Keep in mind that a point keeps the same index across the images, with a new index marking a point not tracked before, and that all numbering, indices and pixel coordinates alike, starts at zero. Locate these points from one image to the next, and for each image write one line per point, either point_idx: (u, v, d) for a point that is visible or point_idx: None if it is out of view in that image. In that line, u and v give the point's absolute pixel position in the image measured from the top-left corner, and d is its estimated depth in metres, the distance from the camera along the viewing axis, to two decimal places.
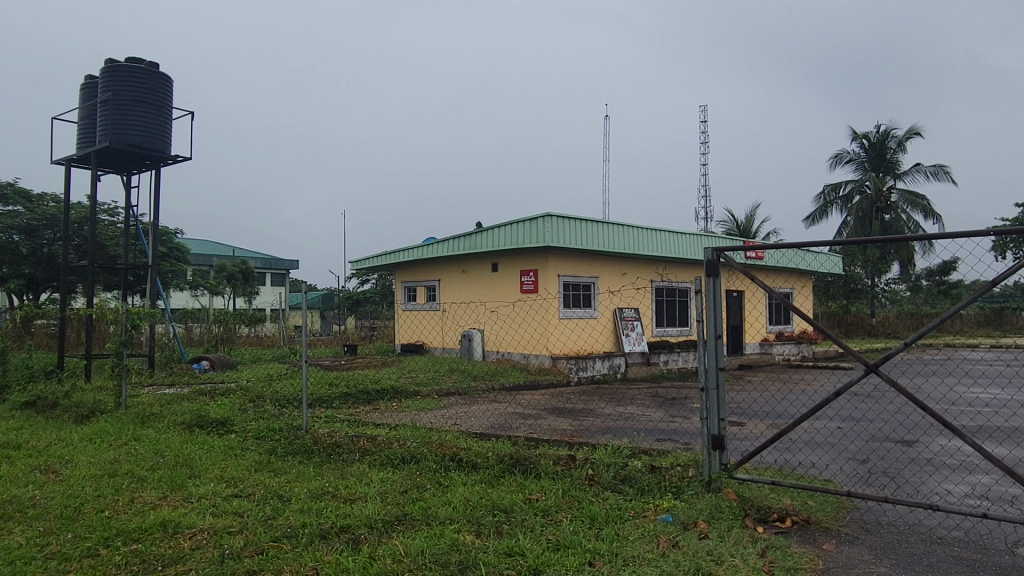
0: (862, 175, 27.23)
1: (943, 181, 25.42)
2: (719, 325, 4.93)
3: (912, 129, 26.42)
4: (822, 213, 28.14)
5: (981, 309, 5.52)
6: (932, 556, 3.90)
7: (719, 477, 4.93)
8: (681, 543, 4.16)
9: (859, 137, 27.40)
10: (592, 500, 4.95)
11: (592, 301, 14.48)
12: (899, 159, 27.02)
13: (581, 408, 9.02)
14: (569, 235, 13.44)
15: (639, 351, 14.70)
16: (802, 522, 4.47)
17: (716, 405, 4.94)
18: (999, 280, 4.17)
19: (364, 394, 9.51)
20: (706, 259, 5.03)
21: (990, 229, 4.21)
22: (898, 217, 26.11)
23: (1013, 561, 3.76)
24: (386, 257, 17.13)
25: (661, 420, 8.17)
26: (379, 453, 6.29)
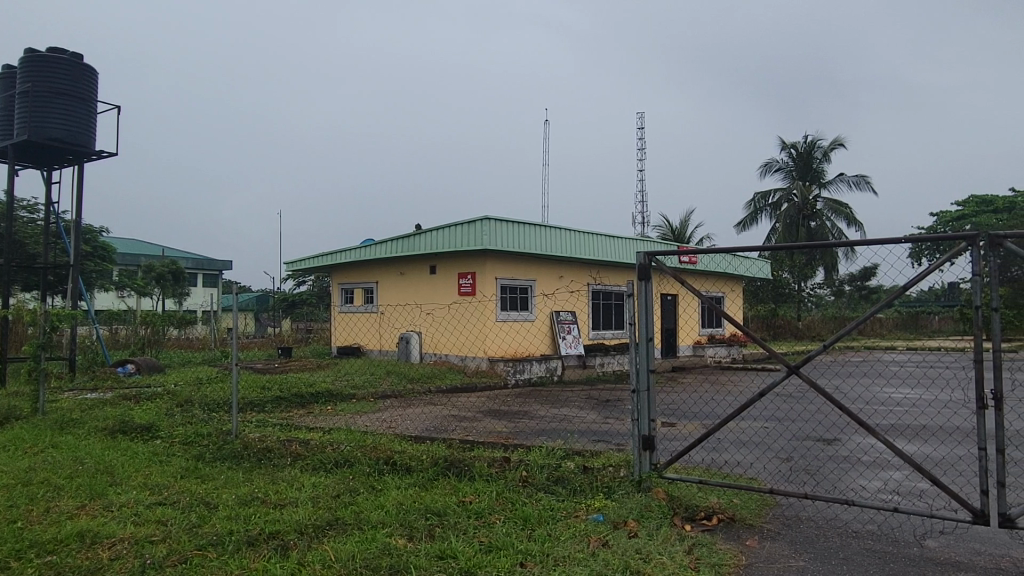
0: (790, 184, 28.23)
1: (864, 190, 26.57)
2: (651, 327, 5.05)
3: (836, 140, 27.54)
4: (752, 219, 29.03)
5: (898, 313, 5.81)
6: (847, 549, 4.08)
7: (649, 477, 5.03)
8: (611, 542, 4.23)
9: (787, 147, 28.41)
10: (525, 501, 4.98)
11: (529, 304, 14.57)
12: (824, 169, 28.14)
13: (517, 410, 9.08)
14: (507, 238, 13.52)
15: (576, 354, 14.88)
16: (728, 520, 4.60)
17: (647, 407, 5.05)
18: (911, 282, 4.44)
19: (298, 397, 9.34)
20: (638, 263, 5.11)
21: (907, 238, 4.45)
22: (823, 224, 27.17)
23: (920, 552, 3.97)
24: (323, 257, 16.85)
25: (595, 421, 8.29)
26: (311, 457, 6.19)
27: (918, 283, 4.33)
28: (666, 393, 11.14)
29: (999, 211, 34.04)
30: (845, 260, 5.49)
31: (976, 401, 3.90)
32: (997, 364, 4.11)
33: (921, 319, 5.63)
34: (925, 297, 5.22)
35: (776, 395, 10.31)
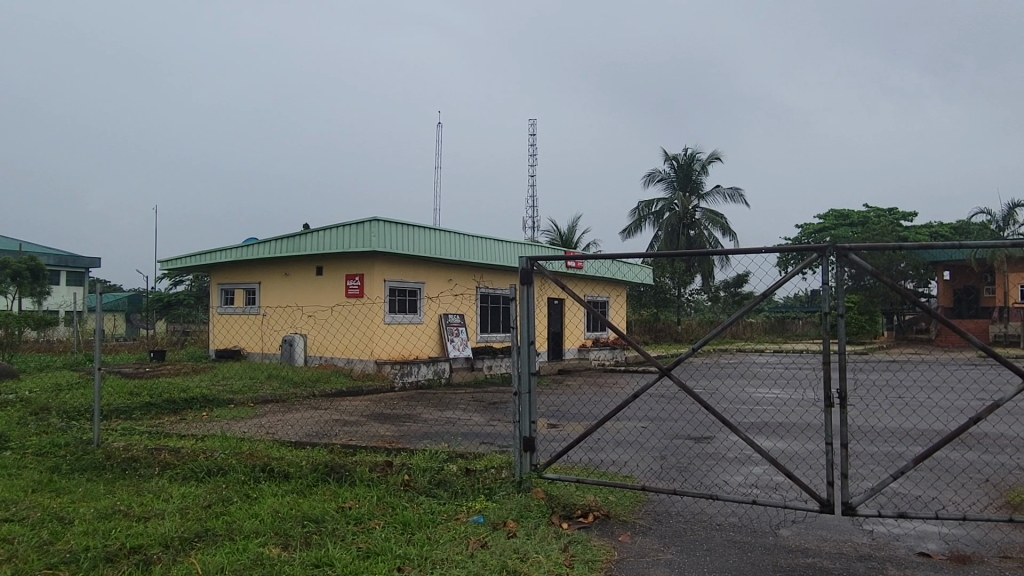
0: (672, 194, 29.55)
1: (737, 203, 28.21)
2: (532, 331, 5.15)
3: (714, 154, 29.08)
4: (637, 227, 30.17)
5: (766, 318, 6.20)
6: (711, 541, 4.32)
7: (529, 477, 5.13)
8: (489, 543, 4.28)
9: (669, 159, 29.75)
10: (406, 506, 4.95)
11: (418, 307, 14.49)
12: (702, 181, 29.65)
13: (403, 413, 9.00)
14: (395, 240, 13.41)
15: (464, 356, 14.94)
16: (603, 517, 4.76)
17: (528, 409, 5.15)
18: (772, 287, 4.78)
19: (170, 403, 8.86)
20: (521, 268, 5.21)
21: (773, 248, 4.77)
22: (701, 233, 28.62)
23: (775, 541, 4.26)
24: (202, 256, 16.06)
25: (481, 423, 8.35)
26: (181, 466, 5.88)
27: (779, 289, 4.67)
28: (547, 395, 11.36)
29: (854, 224, 37.08)
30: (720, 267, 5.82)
31: (825, 399, 4.22)
32: (842, 364, 4.49)
33: (789, 324, 6.03)
34: (789, 304, 5.62)
35: (654, 396, 10.75)
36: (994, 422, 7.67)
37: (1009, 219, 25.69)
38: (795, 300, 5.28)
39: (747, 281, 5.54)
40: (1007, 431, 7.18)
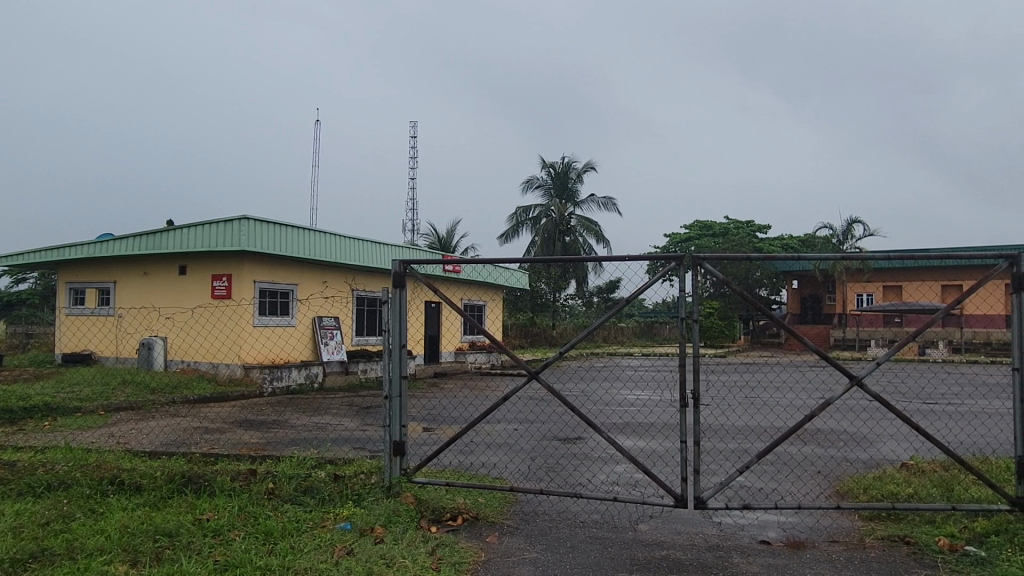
0: (549, 200, 30.25)
1: (611, 211, 29.28)
2: (403, 334, 5.13)
3: (589, 163, 30.03)
4: (515, 232, 30.64)
5: (636, 323, 6.48)
6: (575, 538, 4.46)
7: (398, 482, 5.10)
8: (355, 550, 4.22)
9: (547, 167, 30.45)
10: (270, 515, 4.78)
11: (290, 309, 14.02)
12: (577, 189, 30.56)
13: (272, 420, 8.67)
14: (266, 239, 12.92)
15: (338, 360, 14.66)
16: (472, 519, 4.81)
17: (398, 412, 5.12)
18: (636, 292, 5.02)
19: (6, 413, 8.09)
20: (394, 271, 5.17)
21: (640, 256, 4.99)
22: (576, 240, 29.48)
23: (634, 536, 4.46)
24: (47, 252, 14.74)
25: (353, 428, 8.21)
26: (16, 482, 5.39)
27: (643, 294, 4.90)
28: (419, 398, 11.31)
29: (717, 234, 39.40)
30: (593, 273, 6.02)
31: (680, 399, 4.46)
32: (696, 367, 4.77)
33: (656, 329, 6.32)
34: (655, 310, 5.90)
35: (527, 399, 10.95)
36: (828, 418, 8.39)
37: (849, 233, 28.21)
38: (662, 306, 5.55)
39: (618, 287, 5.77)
40: (840, 426, 7.88)
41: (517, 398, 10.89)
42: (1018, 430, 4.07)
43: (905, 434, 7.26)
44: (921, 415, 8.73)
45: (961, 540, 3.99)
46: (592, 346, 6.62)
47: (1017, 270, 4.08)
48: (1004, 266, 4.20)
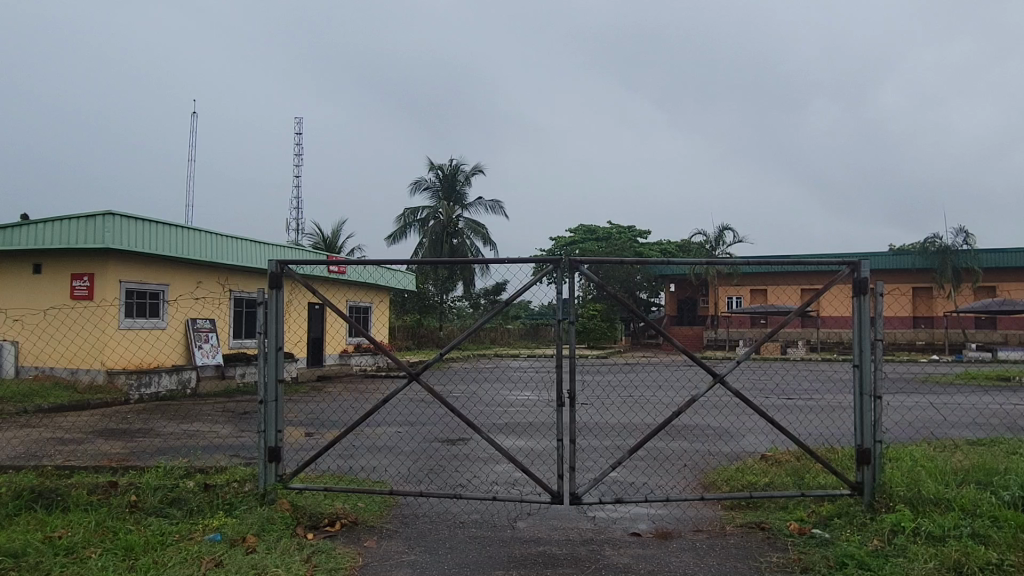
0: (436, 202, 30.18)
1: (498, 214, 29.58)
2: (280, 337, 4.97)
3: (477, 166, 30.17)
4: (402, 233, 30.37)
5: (524, 325, 6.57)
6: (454, 539, 4.48)
7: (273, 489, 4.94)
8: (224, 561, 4.05)
9: (435, 168, 30.38)
10: (131, 529, 4.50)
11: (160, 311, 13.25)
12: (465, 191, 30.67)
13: (136, 428, 8.17)
14: (133, 237, 12.17)
15: (213, 364, 13.99)
16: (350, 524, 4.74)
17: (274, 417, 4.96)
18: (517, 294, 5.11)
19: None
20: (271, 271, 5.01)
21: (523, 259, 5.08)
22: (464, 242, 29.57)
23: (512, 534, 4.54)
24: None
25: (227, 435, 7.88)
26: None
27: (524, 296, 4.99)
28: (297, 402, 11.00)
29: (600, 238, 40.60)
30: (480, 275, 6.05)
31: (556, 399, 4.58)
32: (572, 367, 4.90)
33: (541, 330, 6.45)
34: (540, 311, 6.00)
35: (409, 401, 10.88)
36: (697, 414, 8.86)
37: (720, 239, 29.84)
38: (545, 308, 5.67)
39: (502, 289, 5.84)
40: (706, 422, 8.32)
41: (399, 401, 10.82)
42: (858, 421, 4.46)
43: (762, 427, 7.78)
44: (777, 410, 9.37)
45: (809, 524, 4.33)
46: (480, 347, 6.67)
47: (857, 275, 4.47)
48: (847, 272, 4.60)
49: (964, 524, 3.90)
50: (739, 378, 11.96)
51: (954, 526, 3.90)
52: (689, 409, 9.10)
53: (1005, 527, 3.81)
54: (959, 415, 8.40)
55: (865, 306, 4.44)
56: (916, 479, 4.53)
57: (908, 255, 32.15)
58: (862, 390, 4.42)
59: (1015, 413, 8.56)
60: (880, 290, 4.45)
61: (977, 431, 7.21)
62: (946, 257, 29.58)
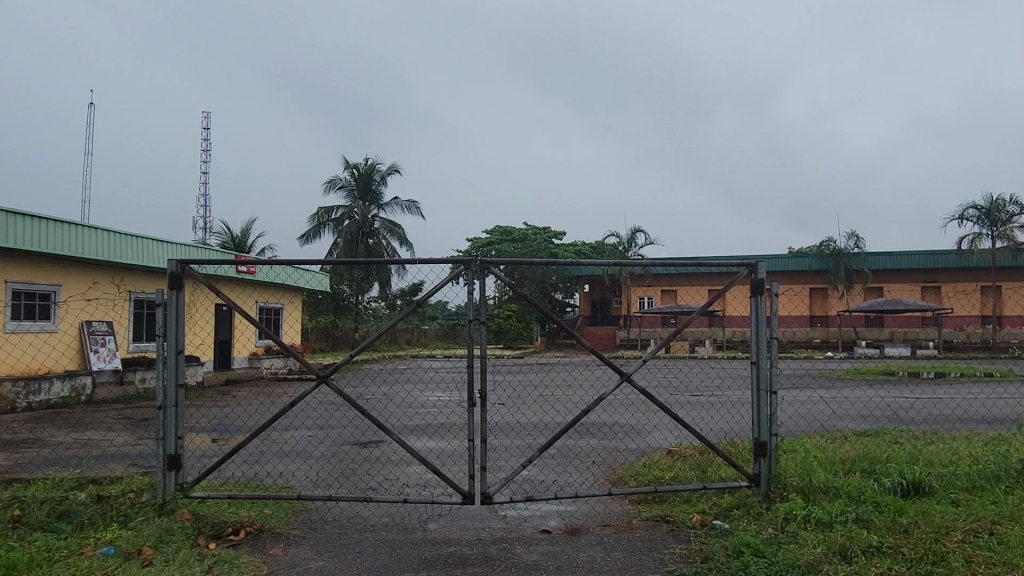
0: (351, 202, 29.67)
1: (414, 214, 29.35)
2: (181, 340, 4.78)
3: (392, 166, 29.83)
4: (316, 233, 29.70)
5: (442, 326, 6.54)
6: (363, 543, 4.42)
7: (173, 498, 4.73)
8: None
9: (350, 167, 29.87)
10: (13, 546, 4.21)
11: (51, 313, 12.49)
12: (381, 191, 30.29)
13: (23, 438, 7.67)
14: (23, 234, 11.41)
15: (111, 369, 13.30)
16: (255, 532, 4.60)
17: (173, 423, 4.77)
18: (430, 295, 5.10)
19: None
20: (170, 271, 4.80)
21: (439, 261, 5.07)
22: (380, 242, 29.22)
23: (423, 535, 4.52)
24: None
25: (125, 443, 7.51)
26: None
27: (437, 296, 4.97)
28: (201, 407, 10.59)
29: (517, 239, 40.97)
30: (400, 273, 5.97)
31: (468, 400, 4.58)
32: (483, 368, 4.92)
33: (457, 330, 6.43)
34: (457, 312, 6.00)
35: (320, 404, 10.65)
36: (607, 412, 9.06)
37: (632, 241, 30.60)
38: (462, 310, 5.67)
39: (418, 289, 5.81)
40: (615, 419, 8.53)
41: (308, 404, 10.57)
42: (756, 416, 4.67)
43: (667, 423, 8.04)
44: (681, 407, 9.71)
45: (711, 516, 4.50)
46: (397, 347, 6.58)
47: (754, 277, 4.68)
48: (745, 273, 4.80)
49: (850, 510, 4.15)
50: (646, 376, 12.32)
51: (840, 512, 4.14)
52: (597, 407, 9.30)
53: (885, 512, 4.08)
54: (846, 409, 8.92)
55: (762, 306, 4.65)
56: (809, 469, 4.79)
57: (804, 257, 33.87)
58: (759, 386, 4.63)
59: (896, 406, 9.17)
60: (775, 291, 4.67)
61: (861, 423, 7.69)
62: (839, 258, 31.24)
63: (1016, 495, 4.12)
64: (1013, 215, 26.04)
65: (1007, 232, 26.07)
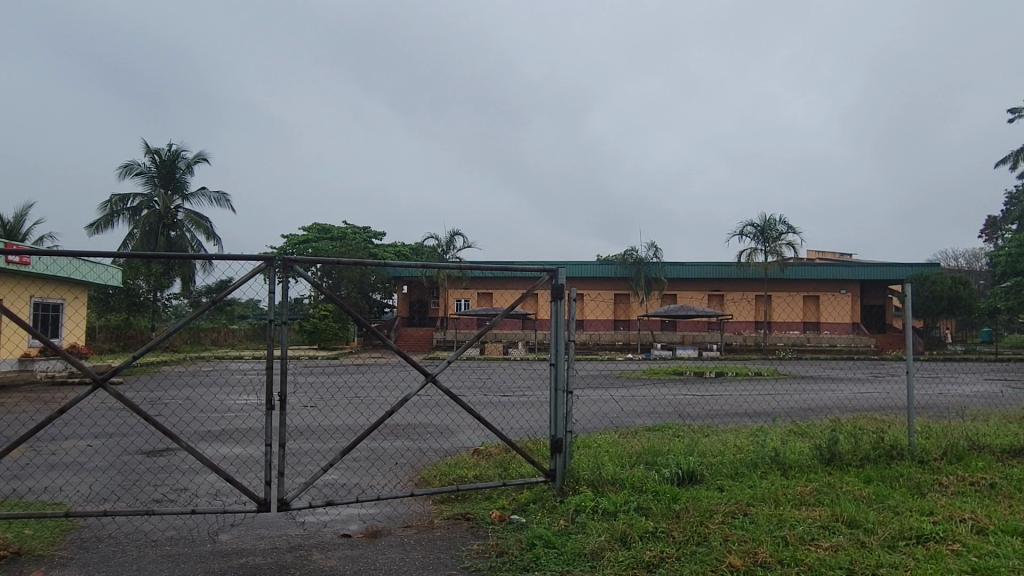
0: (151, 190, 27.36)
1: (224, 207, 27.63)
2: None
3: (199, 154, 27.89)
4: (108, 222, 27.05)
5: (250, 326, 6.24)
6: (143, 560, 4.08)
7: None
8: None
9: (150, 152, 27.50)
10: None
11: None
12: (186, 180, 28.23)
13: None
14: None
15: None
16: (11, 556, 4.07)
17: None
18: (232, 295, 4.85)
19: None
20: None
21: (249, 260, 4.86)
22: (183, 235, 27.25)
23: (213, 547, 4.27)
24: None
25: None
26: None
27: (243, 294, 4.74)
28: None
29: (336, 238, 40.01)
30: (206, 268, 5.60)
31: (265, 404, 4.37)
32: (284, 371, 4.74)
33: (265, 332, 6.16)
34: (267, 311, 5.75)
35: (101, 411, 9.73)
36: (413, 413, 9.09)
37: (451, 244, 30.98)
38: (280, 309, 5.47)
39: (224, 286, 5.49)
40: (422, 419, 8.61)
41: (85, 412, 9.57)
42: (553, 414, 4.89)
43: (471, 423, 8.25)
44: (486, 407, 10.01)
45: (509, 511, 4.67)
46: (200, 349, 6.12)
47: (555, 282, 4.91)
48: (546, 278, 5.02)
49: (632, 500, 4.49)
50: (454, 379, 12.56)
51: (624, 502, 4.47)
52: (404, 408, 9.30)
53: (662, 499, 4.46)
54: (634, 406, 9.65)
55: (561, 310, 4.89)
56: (599, 463, 5.13)
57: (611, 265, 36.22)
58: (557, 386, 4.87)
59: (679, 402, 10.11)
60: (574, 296, 4.93)
61: (647, 419, 8.38)
62: (641, 267, 33.63)
63: (768, 479, 4.70)
64: (782, 233, 29.49)
65: (777, 248, 29.53)
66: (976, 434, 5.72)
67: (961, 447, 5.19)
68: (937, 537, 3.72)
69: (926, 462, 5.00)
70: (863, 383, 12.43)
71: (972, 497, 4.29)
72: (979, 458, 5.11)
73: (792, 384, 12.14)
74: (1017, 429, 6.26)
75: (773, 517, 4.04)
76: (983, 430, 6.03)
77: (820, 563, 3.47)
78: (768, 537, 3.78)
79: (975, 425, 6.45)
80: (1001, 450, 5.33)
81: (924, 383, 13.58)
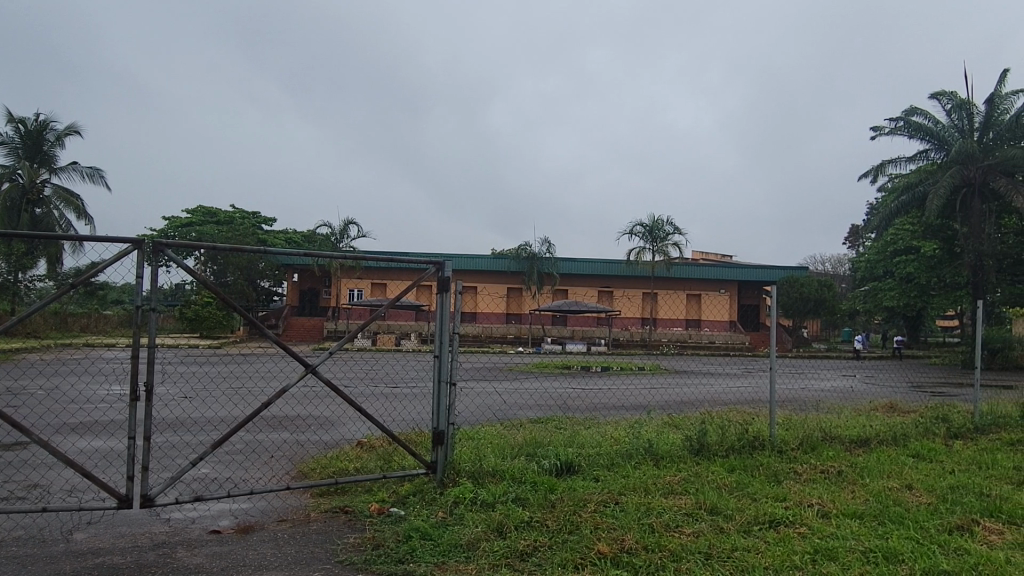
0: (14, 162, 25.21)
1: (97, 183, 25.81)
2: None
3: (71, 126, 25.95)
4: None
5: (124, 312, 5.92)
6: None
7: None
8: None
9: (13, 121, 25.33)
10: None
11: None
12: (55, 153, 26.29)
13: None
14: None
15: None
16: None
17: None
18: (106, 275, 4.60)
19: None
20: None
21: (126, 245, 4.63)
22: (49, 212, 25.34)
23: (66, 547, 4.01)
24: None
25: None
26: None
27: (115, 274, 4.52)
28: None
29: (222, 223, 38.36)
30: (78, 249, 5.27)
31: (129, 394, 4.10)
32: (151, 361, 4.48)
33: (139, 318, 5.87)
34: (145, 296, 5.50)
35: None
36: (292, 405, 8.86)
37: (344, 232, 30.30)
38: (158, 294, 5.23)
39: (95, 267, 5.16)
40: (302, 411, 8.40)
41: None
42: (436, 407, 4.88)
43: (352, 415, 8.14)
44: (367, 398, 9.90)
45: (388, 504, 4.63)
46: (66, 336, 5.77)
47: (441, 274, 4.90)
48: (433, 270, 4.99)
49: (510, 490, 4.56)
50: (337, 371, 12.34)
51: (503, 493, 4.53)
52: (283, 399, 9.04)
53: (540, 490, 4.56)
54: (518, 399, 9.79)
55: (446, 302, 4.87)
56: (480, 455, 5.17)
57: (504, 259, 36.56)
58: (440, 378, 4.86)
59: (561, 395, 10.35)
60: (459, 288, 4.92)
61: (529, 411, 8.54)
62: (533, 262, 33.80)
63: (641, 469, 4.89)
64: (668, 234, 30.70)
65: (663, 248, 30.67)
66: (827, 425, 6.18)
67: (815, 438, 5.60)
68: (787, 521, 4.00)
69: (784, 452, 5.36)
70: (734, 377, 13.15)
71: (821, 484, 4.64)
72: (829, 448, 5.52)
73: (669, 378, 12.70)
74: (862, 420, 6.82)
75: (642, 505, 4.21)
76: (836, 422, 6.51)
77: (682, 548, 3.65)
78: (636, 525, 3.94)
79: (829, 417, 6.94)
80: (847, 441, 5.79)
81: (786, 378, 14.54)
